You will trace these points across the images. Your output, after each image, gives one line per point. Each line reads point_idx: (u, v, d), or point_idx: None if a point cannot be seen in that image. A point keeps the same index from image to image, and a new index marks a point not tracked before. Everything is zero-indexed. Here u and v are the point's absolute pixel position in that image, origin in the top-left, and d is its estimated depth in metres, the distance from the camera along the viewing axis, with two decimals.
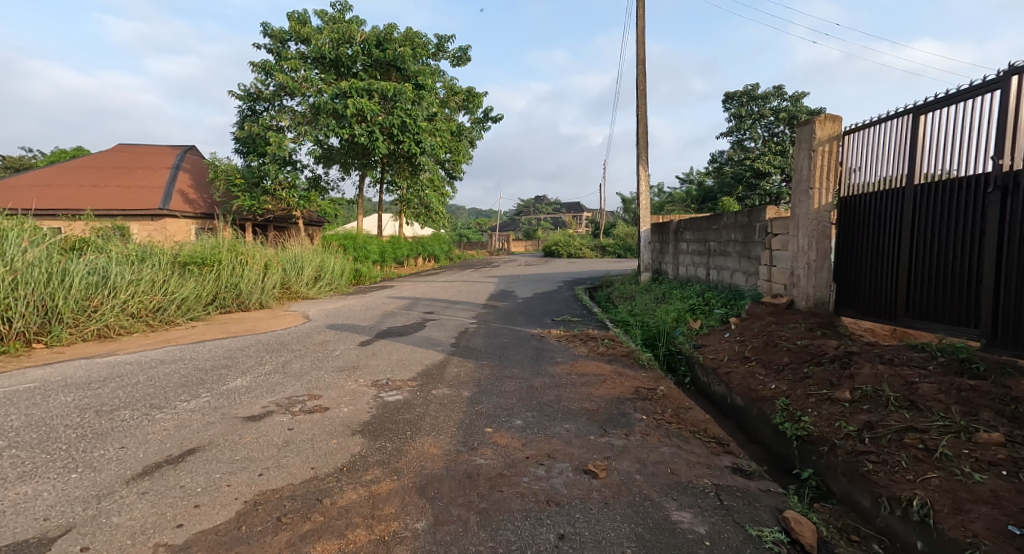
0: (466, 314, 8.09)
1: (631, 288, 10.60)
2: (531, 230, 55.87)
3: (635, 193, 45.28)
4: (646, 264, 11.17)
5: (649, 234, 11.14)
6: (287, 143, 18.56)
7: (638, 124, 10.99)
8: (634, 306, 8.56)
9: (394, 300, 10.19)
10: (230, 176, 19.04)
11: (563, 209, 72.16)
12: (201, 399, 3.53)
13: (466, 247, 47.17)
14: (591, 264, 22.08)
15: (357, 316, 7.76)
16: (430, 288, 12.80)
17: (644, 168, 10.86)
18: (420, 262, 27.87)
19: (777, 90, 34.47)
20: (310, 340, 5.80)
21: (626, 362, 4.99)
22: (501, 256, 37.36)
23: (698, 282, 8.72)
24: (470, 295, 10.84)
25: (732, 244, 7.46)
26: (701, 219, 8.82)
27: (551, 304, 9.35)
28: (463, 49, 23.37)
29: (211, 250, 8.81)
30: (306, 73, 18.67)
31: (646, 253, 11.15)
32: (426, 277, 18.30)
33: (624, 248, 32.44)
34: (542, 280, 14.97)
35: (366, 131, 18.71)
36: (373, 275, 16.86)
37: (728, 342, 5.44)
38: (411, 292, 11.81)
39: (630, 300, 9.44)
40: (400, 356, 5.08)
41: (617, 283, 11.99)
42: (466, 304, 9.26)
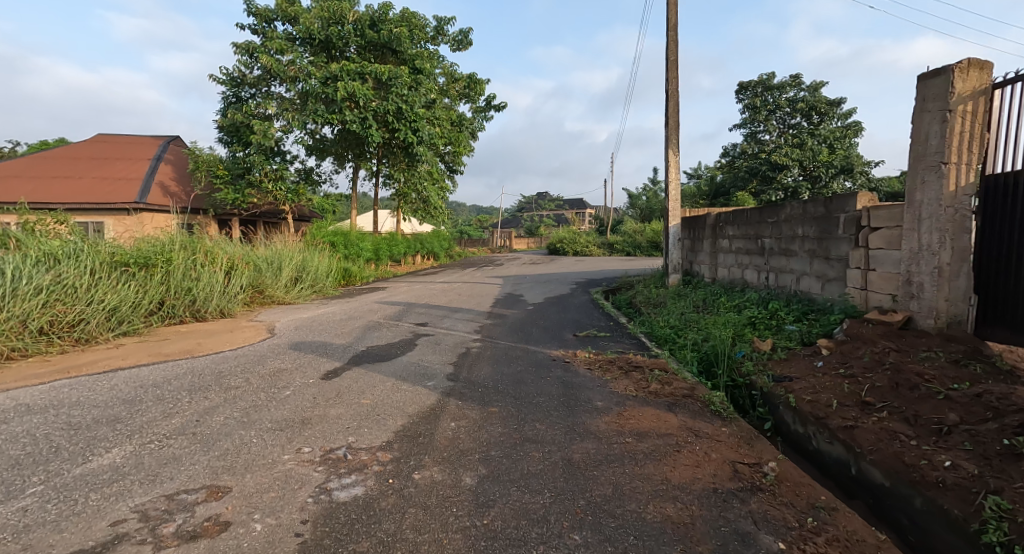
0: (468, 328, 6.62)
1: (660, 293, 9.11)
2: (533, 227, 54.39)
3: (642, 189, 43.86)
4: (675, 265, 9.74)
5: (678, 230, 9.70)
6: (274, 132, 16.98)
7: (668, 103, 9.52)
8: (671, 317, 7.11)
9: (383, 307, 8.70)
10: (212, 167, 17.53)
11: (566, 206, 70.72)
12: (18, 505, 2.08)
13: (466, 245, 45.67)
14: (599, 263, 20.66)
15: (334, 330, 6.28)
16: (425, 291, 11.29)
17: (674, 153, 9.44)
18: (419, 261, 26.41)
19: (793, 80, 33.21)
20: (259, 370, 4.33)
21: (692, 409, 3.54)
22: (502, 255, 35.83)
23: (749, 287, 7.26)
24: (472, 301, 9.37)
25: (798, 241, 6.06)
26: (749, 212, 7.44)
27: (569, 313, 7.89)
28: (465, 33, 21.96)
29: (162, 247, 7.31)
30: (296, 56, 17.18)
31: (676, 253, 9.71)
32: (424, 277, 16.86)
33: (633, 246, 30.94)
34: (550, 281, 13.52)
35: (358, 118, 17.19)
36: (366, 275, 15.41)
37: (824, 375, 3.97)
38: (404, 296, 10.31)
39: (661, 309, 7.99)
40: (375, 398, 3.62)
41: (641, 287, 10.50)
42: (468, 314, 7.77)
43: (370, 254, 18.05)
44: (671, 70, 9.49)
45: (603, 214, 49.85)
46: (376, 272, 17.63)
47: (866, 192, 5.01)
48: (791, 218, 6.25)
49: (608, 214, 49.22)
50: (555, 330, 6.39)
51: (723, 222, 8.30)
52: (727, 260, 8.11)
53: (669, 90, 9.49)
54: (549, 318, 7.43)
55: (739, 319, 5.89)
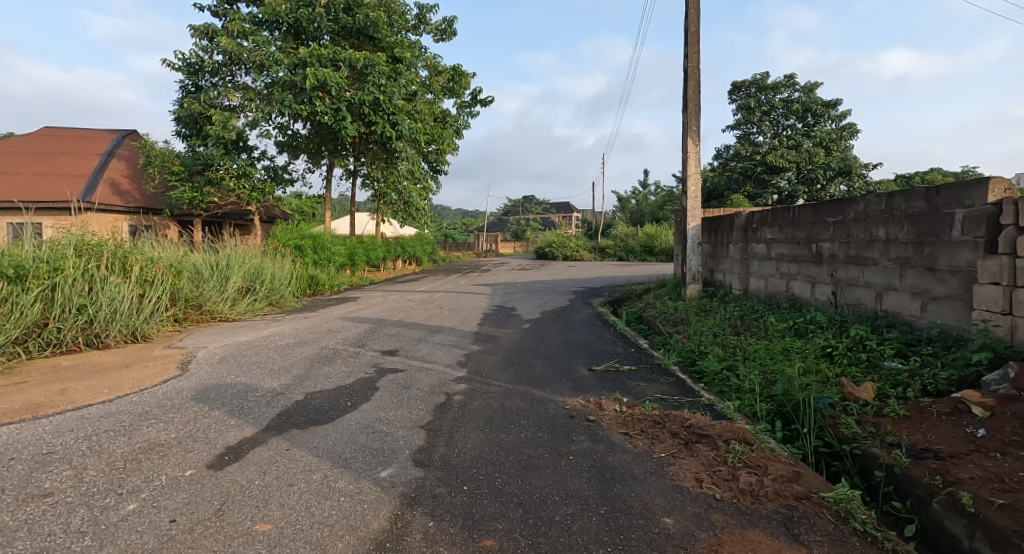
0: (449, 358, 5.10)
1: (681, 309, 7.77)
2: (520, 231, 52.91)
3: (631, 192, 42.76)
4: (695, 274, 8.42)
5: (697, 233, 8.38)
6: (235, 123, 15.17)
7: (687, 84, 8.18)
8: (706, 341, 5.72)
9: (347, 325, 7.12)
10: (166, 163, 15.70)
11: (552, 209, 69.58)
12: None
13: (450, 249, 44.11)
14: (595, 269, 19.17)
15: (271, 363, 4.70)
16: (401, 303, 9.72)
17: (693, 143, 8.12)
18: (399, 266, 24.82)
19: (787, 80, 32.43)
20: (119, 443, 2.75)
21: (826, 531, 2.09)
22: (489, 259, 34.32)
23: (800, 303, 5.92)
24: (457, 317, 7.84)
25: (877, 245, 4.76)
26: (796, 209, 6.15)
27: (578, 334, 6.47)
28: (448, 21, 20.54)
29: (56, 251, 5.65)
30: (262, 40, 15.52)
31: (694, 260, 8.41)
32: (404, 284, 15.33)
33: (625, 250, 29.59)
34: (542, 291, 12.05)
35: (330, 109, 15.52)
36: (338, 284, 13.74)
37: (1008, 460, 2.55)
38: (375, 309, 8.74)
39: (688, 329, 6.63)
40: (286, 515, 2.11)
41: (653, 299, 9.20)
42: (451, 337, 6.24)
43: (344, 260, 16.38)
44: (691, 44, 8.13)
45: (591, 218, 48.62)
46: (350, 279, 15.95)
47: (1001, 178, 3.66)
48: (868, 216, 4.92)
49: (596, 217, 48.01)
50: (565, 363, 4.92)
51: (760, 223, 7.00)
52: (766, 268, 6.80)
53: (689, 69, 8.15)
54: (554, 342, 5.95)
55: (808, 348, 4.49)
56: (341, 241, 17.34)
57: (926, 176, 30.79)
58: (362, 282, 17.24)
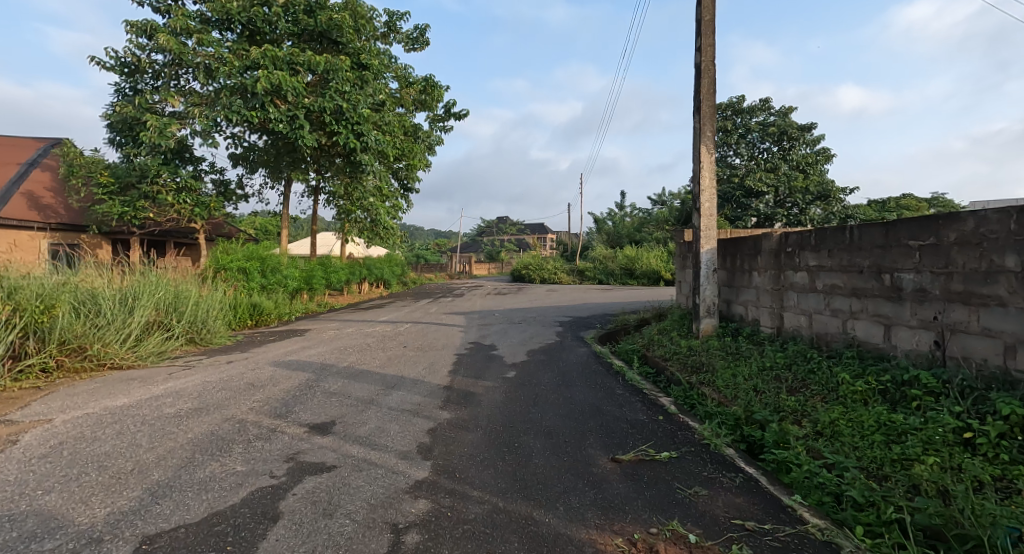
0: (407, 440, 3.52)
1: (699, 351, 6.42)
2: (494, 252, 51.60)
3: (608, 214, 42.03)
4: (711, 306, 7.13)
5: (712, 258, 7.11)
6: (174, 130, 13.04)
7: (700, 81, 6.93)
8: (756, 405, 4.34)
9: (279, 375, 5.44)
10: (93, 173, 13.69)
11: (526, 230, 68.71)
12: None
13: (422, 270, 42.43)
14: (577, 294, 17.85)
15: (126, 458, 3.04)
16: (358, 340, 8.08)
17: (707, 150, 6.88)
18: (366, 289, 23.10)
19: (763, 103, 32.30)
20: None
21: None
22: (462, 281, 32.79)
23: (869, 351, 4.62)
24: (425, 362, 6.27)
25: (1002, 280, 3.48)
26: (857, 229, 4.88)
27: (581, 389, 5.03)
28: (420, 30, 19.28)
29: None
30: (211, 39, 13.81)
31: (709, 289, 7.13)
32: (367, 312, 13.66)
33: (605, 273, 28.46)
34: (523, 322, 10.54)
35: (286, 116, 13.83)
36: (288, 312, 11.89)
37: None
38: (323, 349, 7.08)
39: (719, 380, 5.26)
40: None
41: (658, 335, 7.86)
42: (414, 396, 4.66)
43: (299, 286, 14.50)
44: (705, 35, 6.89)
45: (566, 239, 47.76)
46: (304, 307, 14.07)
47: None
48: (982, 240, 3.63)
49: (572, 239, 47.13)
50: (577, 447, 3.44)
51: (799, 247, 5.74)
52: (810, 303, 5.50)
53: (703, 63, 6.91)
54: (550, 404, 4.47)
55: (929, 431, 3.13)
56: (296, 264, 15.51)
57: (901, 200, 30.84)
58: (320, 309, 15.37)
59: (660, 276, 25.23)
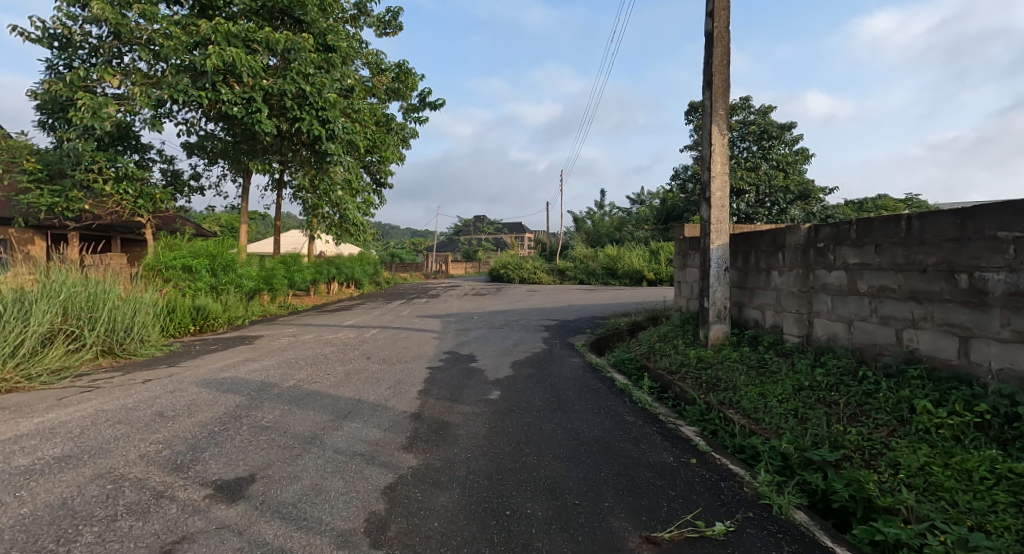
0: (352, 510, 2.47)
1: (713, 365, 5.51)
2: (471, 251, 50.51)
3: (587, 212, 41.43)
4: (722, 310, 6.25)
5: (724, 254, 6.24)
6: (111, 111, 11.59)
7: (712, 51, 6.04)
8: (808, 441, 3.43)
9: (203, 399, 4.31)
10: (19, 159, 12.15)
11: (504, 230, 67.84)
12: None
13: (396, 270, 41.13)
14: (559, 295, 16.98)
15: None
16: (313, 350, 6.96)
17: (719, 131, 6.01)
18: (334, 290, 21.83)
19: (743, 102, 32.02)
20: None
21: None
22: (438, 282, 31.69)
23: (939, 369, 3.77)
24: (390, 379, 5.21)
25: None
26: (918, 219, 4.03)
27: (582, 416, 4.06)
28: (393, 14, 18.13)
29: None
30: (156, 12, 12.40)
31: (720, 291, 6.25)
32: (333, 315, 12.48)
33: (586, 272, 27.71)
34: (504, 327, 9.54)
35: (241, 98, 12.59)
36: (240, 316, 10.64)
37: None
38: (269, 362, 5.95)
39: (748, 404, 4.34)
40: None
41: (660, 344, 6.95)
42: (372, 431, 3.59)
43: (256, 288, 13.26)
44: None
45: (544, 238, 47.02)
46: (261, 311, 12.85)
47: None
48: None
49: (550, 238, 46.39)
50: (594, 517, 2.47)
51: (834, 242, 4.88)
52: (851, 308, 4.64)
53: (715, 31, 6.02)
54: (548, 441, 3.48)
55: None
56: (253, 262, 14.23)
57: (878, 200, 30.85)
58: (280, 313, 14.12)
59: (643, 276, 24.54)
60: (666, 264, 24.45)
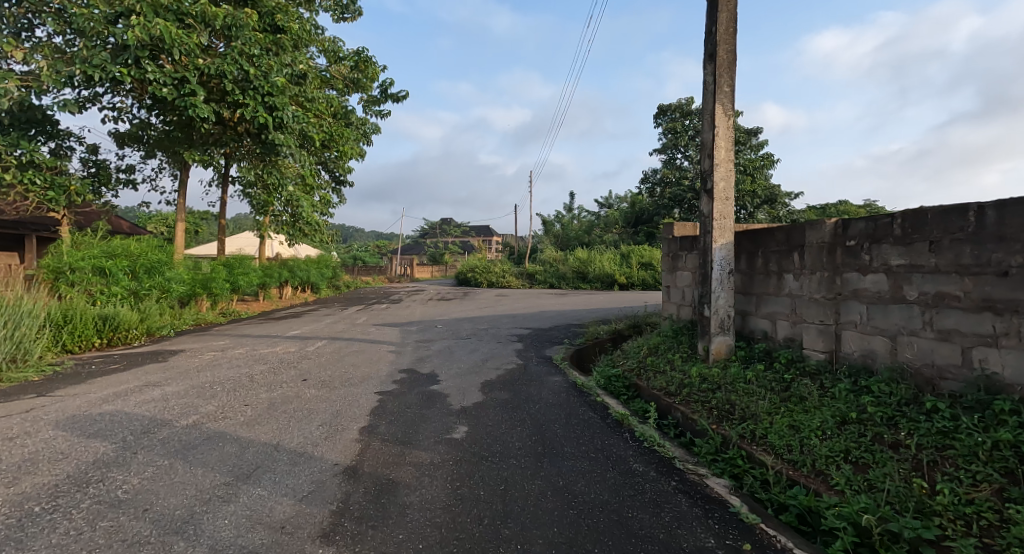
0: None
1: (722, 388, 4.61)
2: (437, 254, 49.07)
3: (556, 215, 40.80)
4: (724, 320, 5.38)
5: (728, 255, 5.36)
6: (14, 88, 10.04)
7: (716, 17, 5.18)
8: (886, 505, 2.54)
9: (52, 448, 3.14)
10: None
11: (471, 233, 66.69)
12: None
13: (359, 273, 39.49)
14: (531, 301, 16.04)
15: None
16: (239, 370, 5.76)
17: (722, 111, 5.15)
18: (288, 295, 20.33)
19: None
20: None
21: None
22: (403, 286, 30.36)
23: None
24: (325, 413, 4.09)
25: None
26: (994, 210, 3.20)
27: (577, 468, 3.07)
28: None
29: None
30: None
31: (723, 297, 5.39)
32: (279, 323, 11.18)
33: (556, 277, 26.89)
34: (471, 337, 8.48)
35: (172, 79, 11.32)
36: (164, 325, 9.28)
37: None
38: (175, 389, 4.74)
39: (781, 442, 3.45)
40: None
41: (652, 359, 6.04)
42: (279, 503, 2.50)
43: (182, 294, 11.83)
44: None
45: (512, 242, 46.08)
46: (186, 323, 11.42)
47: None
48: None
49: (519, 241, 45.54)
50: None
51: (869, 240, 4.04)
52: (894, 321, 3.80)
53: None
54: (535, 515, 2.46)
55: None
56: (182, 264, 12.77)
57: (841, 205, 31.19)
58: (213, 322, 12.70)
59: (614, 280, 23.87)
60: (637, 267, 23.95)
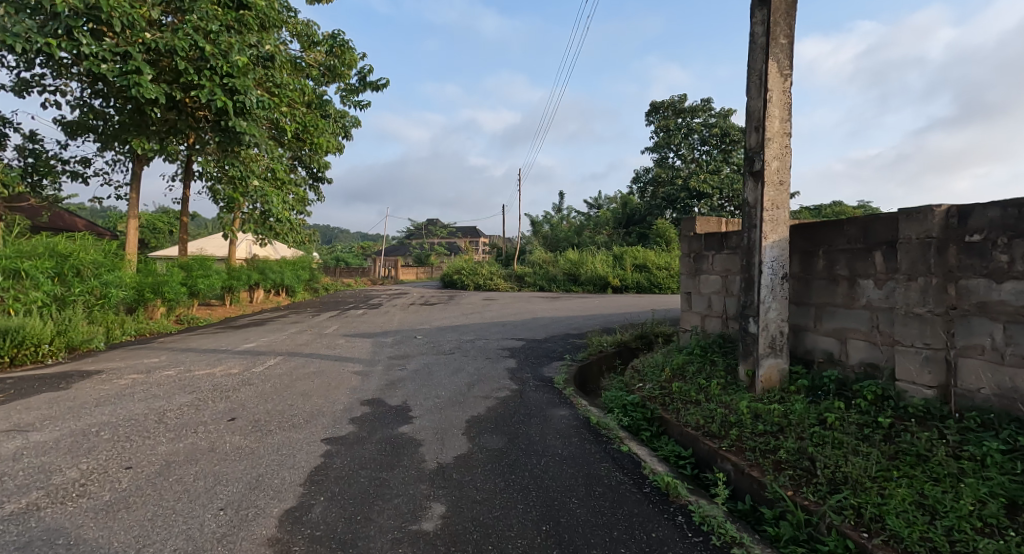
0: None
1: (788, 432, 3.44)
2: (422, 255, 47.61)
3: (545, 215, 39.73)
4: (776, 338, 4.21)
5: (782, 255, 4.16)
6: None
7: None
8: None
9: None
10: None
11: (458, 233, 65.48)
12: None
13: (341, 275, 38.10)
14: (521, 305, 14.86)
15: None
16: (152, 403, 4.51)
17: (774, 69, 3.98)
18: (259, 298, 18.99)
19: (705, 103, 31.05)
20: None
21: None
22: (387, 288, 29.08)
23: None
24: (237, 482, 2.87)
25: None
26: None
27: None
28: None
29: None
30: None
31: (774, 309, 4.20)
32: (235, 333, 9.89)
33: (546, 279, 25.73)
34: (455, 352, 7.25)
35: (112, 53, 10.23)
36: (82, 341, 8.03)
37: None
38: (42, 439, 3.49)
39: (915, 533, 2.30)
40: None
41: (678, 383, 4.86)
42: None
43: (124, 301, 10.51)
44: None
45: (500, 242, 44.91)
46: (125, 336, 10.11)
47: None
48: None
49: (507, 242, 44.42)
50: None
51: (1006, 234, 2.88)
52: None
53: None
54: None
55: None
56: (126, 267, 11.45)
57: (837, 205, 30.39)
58: (162, 332, 11.41)
59: (607, 282, 22.75)
60: (630, 269, 22.94)
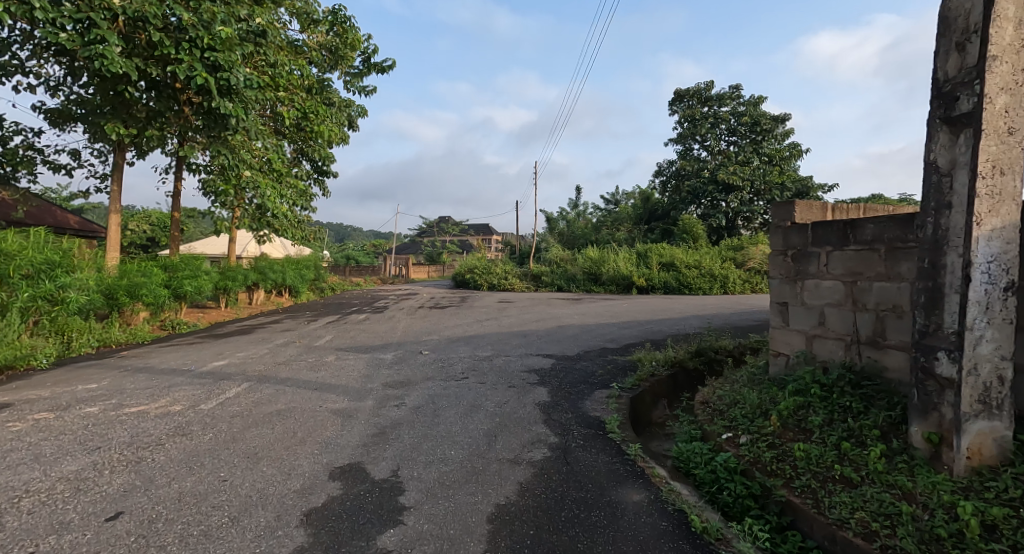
0: None
1: None
2: (434, 253, 46.30)
3: (561, 212, 38.09)
4: (991, 388, 2.60)
5: (1006, 252, 2.52)
6: None
7: None
8: None
9: None
10: None
11: (471, 231, 64.12)
12: None
13: (349, 275, 36.94)
14: (542, 309, 13.28)
15: None
16: (19, 476, 3.02)
17: None
18: (258, 299, 17.70)
19: (734, 91, 29.14)
20: None
21: None
22: (398, 288, 27.71)
23: None
24: None
25: None
26: None
27: None
28: None
29: None
30: None
31: (988, 340, 2.58)
32: (211, 345, 8.49)
33: (565, 278, 24.09)
34: (469, 378, 5.68)
35: (71, 20, 8.91)
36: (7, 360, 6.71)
37: None
38: None
39: None
40: None
41: (802, 445, 3.26)
42: None
43: (87, 307, 9.11)
44: None
45: (515, 240, 43.38)
46: (83, 347, 8.71)
47: None
48: None
49: (521, 240, 42.87)
50: None
51: None
52: None
53: None
54: None
55: None
56: (96, 268, 10.13)
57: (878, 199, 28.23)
58: (136, 342, 9.99)
59: (632, 281, 21.06)
60: (656, 268, 21.27)
